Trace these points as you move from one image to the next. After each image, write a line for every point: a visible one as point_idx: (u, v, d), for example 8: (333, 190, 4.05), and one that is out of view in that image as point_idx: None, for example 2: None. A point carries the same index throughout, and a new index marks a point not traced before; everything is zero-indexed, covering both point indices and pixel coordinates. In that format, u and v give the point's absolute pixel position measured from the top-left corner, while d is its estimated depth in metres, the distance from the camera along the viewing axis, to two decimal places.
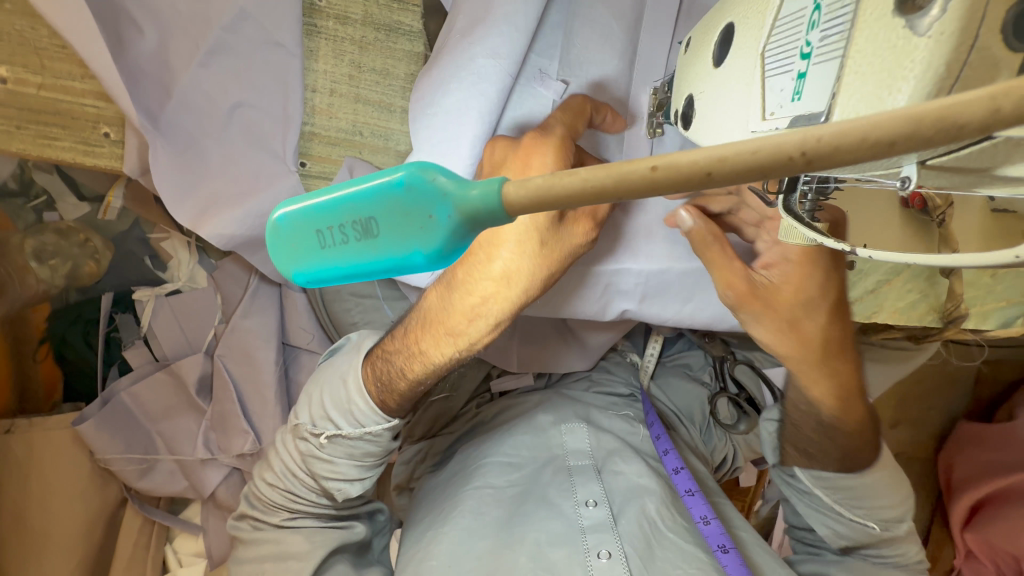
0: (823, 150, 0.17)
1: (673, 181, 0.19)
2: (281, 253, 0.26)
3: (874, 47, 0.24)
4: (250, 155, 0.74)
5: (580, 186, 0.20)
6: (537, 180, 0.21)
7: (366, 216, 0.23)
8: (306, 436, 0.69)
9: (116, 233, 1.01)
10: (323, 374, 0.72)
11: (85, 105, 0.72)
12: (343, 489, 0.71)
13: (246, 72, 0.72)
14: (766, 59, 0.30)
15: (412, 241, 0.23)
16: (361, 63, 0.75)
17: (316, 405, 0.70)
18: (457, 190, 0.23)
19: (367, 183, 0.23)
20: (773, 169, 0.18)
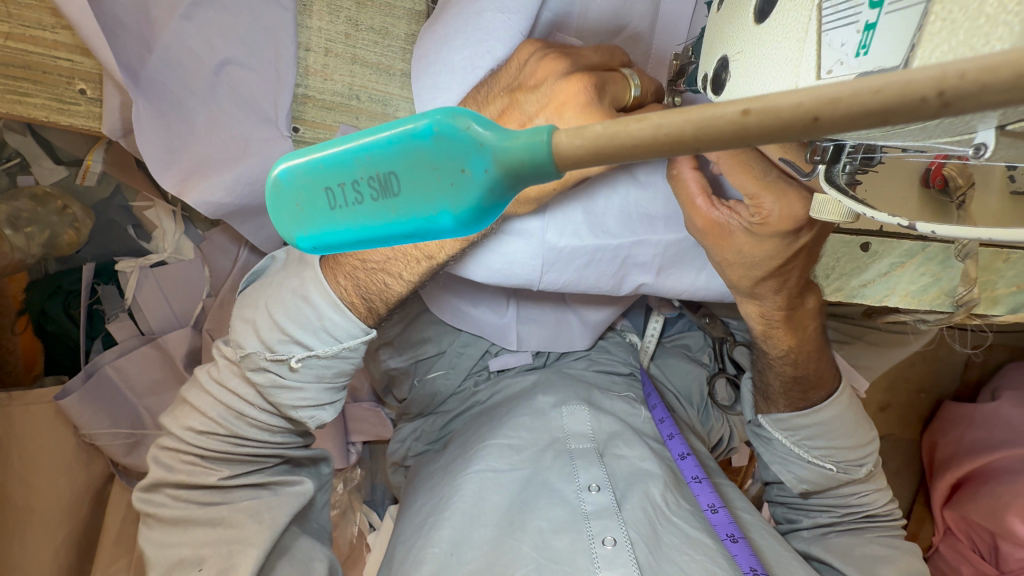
0: (962, 88, 0.15)
1: (766, 129, 0.17)
2: (281, 215, 0.23)
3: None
4: (239, 117, 0.69)
5: (652, 134, 0.18)
6: (595, 127, 0.18)
7: (386, 170, 0.21)
8: (265, 367, 0.64)
9: (96, 200, 0.97)
10: (266, 295, 0.65)
11: (58, 58, 0.66)
12: (314, 416, 0.67)
13: (234, 26, 0.67)
14: (823, 9, 0.27)
15: (439, 200, 0.21)
16: (357, 20, 0.70)
17: (272, 327, 0.64)
18: (497, 142, 0.20)
19: (389, 131, 0.21)
20: (899, 114, 0.16)
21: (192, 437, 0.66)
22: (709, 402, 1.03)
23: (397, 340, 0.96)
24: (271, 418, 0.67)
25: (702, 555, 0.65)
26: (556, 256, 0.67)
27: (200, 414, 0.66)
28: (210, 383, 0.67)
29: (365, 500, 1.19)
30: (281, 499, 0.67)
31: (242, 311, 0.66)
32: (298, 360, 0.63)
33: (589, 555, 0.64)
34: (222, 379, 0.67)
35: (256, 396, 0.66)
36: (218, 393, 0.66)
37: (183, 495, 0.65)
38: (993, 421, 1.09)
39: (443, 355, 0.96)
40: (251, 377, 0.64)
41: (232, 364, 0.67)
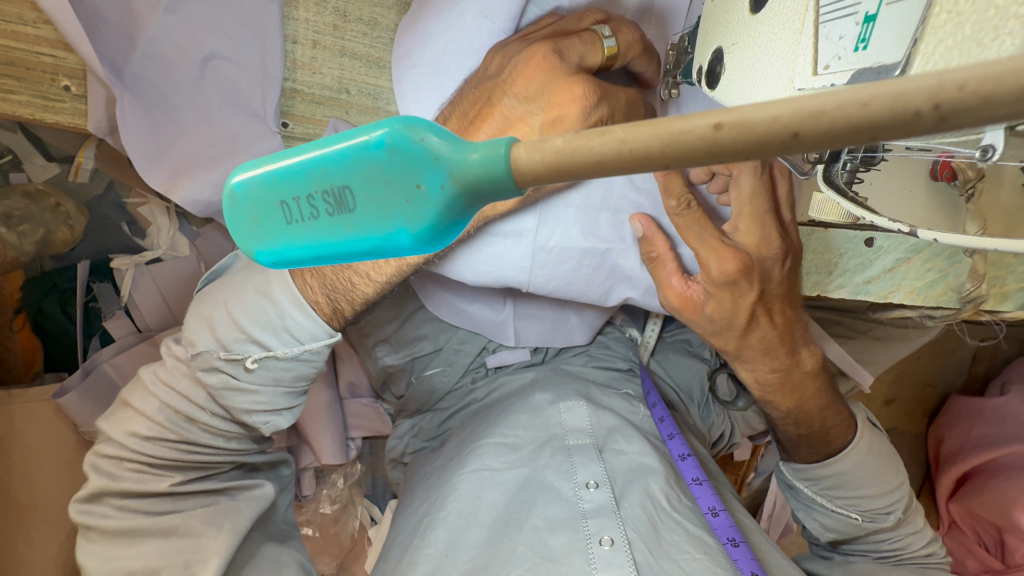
0: (958, 101, 0.13)
1: (739, 145, 0.16)
2: (240, 229, 0.22)
3: None
4: (226, 114, 0.68)
5: (617, 149, 0.17)
6: (555, 140, 0.17)
7: (341, 184, 0.20)
8: (219, 367, 0.63)
9: (90, 196, 0.97)
10: (227, 292, 0.64)
11: (40, 54, 0.65)
12: (270, 421, 0.67)
13: (217, 20, 0.65)
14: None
15: (396, 216, 0.19)
16: (345, 11, 0.68)
17: (230, 326, 0.63)
18: (454, 154, 0.19)
19: (344, 142, 0.20)
20: (889, 129, 0.14)
21: (138, 441, 0.63)
22: (710, 397, 1.02)
23: (393, 338, 0.95)
24: (224, 424, 0.66)
25: (704, 553, 0.64)
26: (546, 257, 0.66)
27: (145, 418, 0.63)
28: (159, 382, 0.65)
29: (366, 493, 1.21)
30: (241, 503, 0.66)
31: (200, 308, 0.65)
32: (253, 360, 0.62)
33: (585, 555, 0.63)
34: (170, 379, 0.65)
35: (211, 399, 0.64)
36: (165, 394, 0.64)
37: (130, 506, 0.61)
38: (998, 413, 1.07)
39: (439, 352, 0.95)
40: (201, 376, 0.63)
41: (184, 364, 0.65)
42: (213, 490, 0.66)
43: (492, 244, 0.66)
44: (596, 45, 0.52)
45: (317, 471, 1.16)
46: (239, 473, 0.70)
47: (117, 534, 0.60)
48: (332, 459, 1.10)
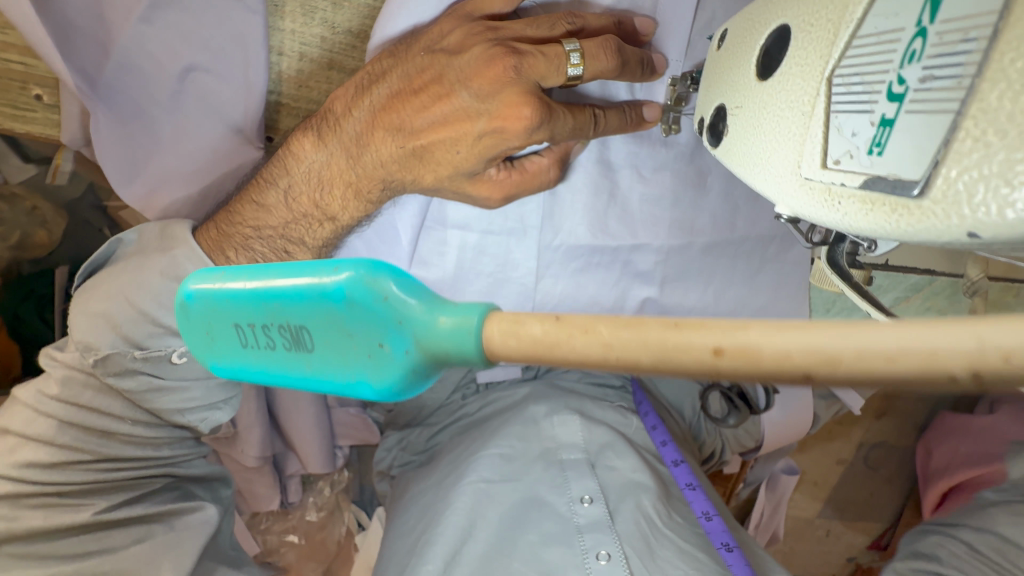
0: (1000, 370, 0.14)
1: (734, 372, 0.17)
2: (201, 335, 0.26)
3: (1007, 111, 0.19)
4: (207, 128, 0.64)
5: (600, 346, 0.18)
6: (534, 331, 0.19)
7: (296, 323, 0.23)
8: (137, 369, 0.57)
9: (68, 199, 0.94)
10: (121, 278, 0.57)
11: (10, 61, 0.61)
12: (208, 418, 0.62)
13: (197, 29, 0.60)
14: (836, 87, 0.24)
15: (348, 360, 0.23)
16: (333, 22, 0.62)
17: (140, 321, 0.56)
18: (411, 315, 0.22)
19: (301, 287, 0.23)
20: (919, 380, 0.15)
21: (34, 473, 0.56)
22: (701, 415, 1.02)
23: None
24: (148, 430, 0.61)
25: (695, 569, 0.63)
26: (551, 255, 0.62)
27: (43, 442, 0.57)
28: (43, 403, 0.58)
29: (354, 500, 1.19)
30: (181, 535, 0.60)
31: (87, 303, 0.57)
32: (179, 353, 0.56)
33: (582, 570, 0.63)
34: (68, 394, 0.58)
35: (130, 403, 0.59)
36: (66, 412, 0.57)
37: (30, 556, 0.55)
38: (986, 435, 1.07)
39: None
40: (113, 383, 0.57)
41: (79, 374, 0.58)
42: (143, 517, 0.60)
43: (491, 253, 0.63)
44: (561, 65, 0.45)
45: (303, 477, 1.16)
46: (174, 494, 0.63)
47: None
48: (319, 468, 1.10)
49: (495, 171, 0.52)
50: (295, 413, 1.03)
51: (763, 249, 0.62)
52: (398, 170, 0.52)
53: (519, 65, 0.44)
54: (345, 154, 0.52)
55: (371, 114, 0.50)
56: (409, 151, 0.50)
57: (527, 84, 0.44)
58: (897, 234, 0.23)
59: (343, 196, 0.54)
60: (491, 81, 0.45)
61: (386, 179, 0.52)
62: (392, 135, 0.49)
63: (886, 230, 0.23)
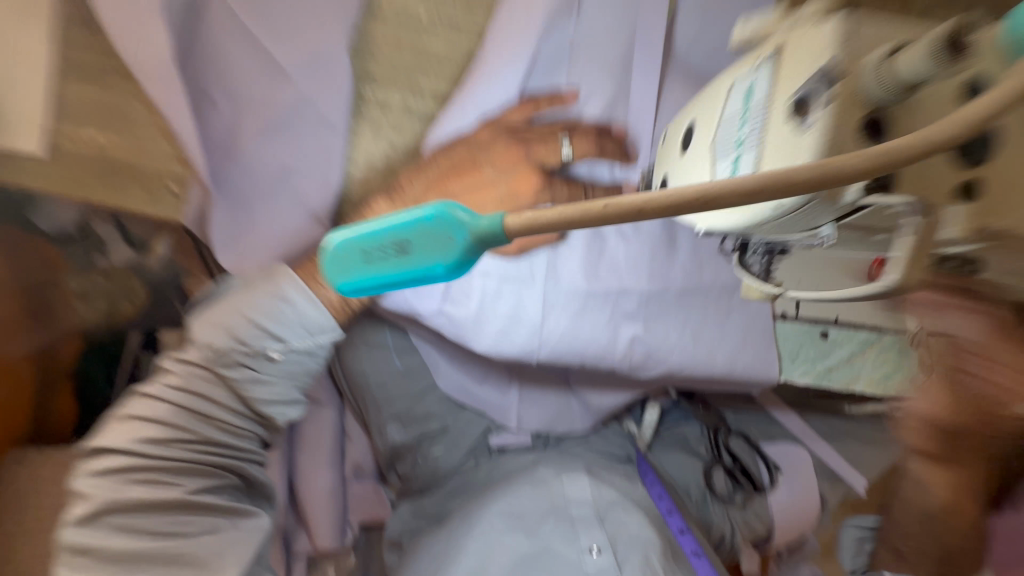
0: (699, 199, 0.28)
1: (621, 211, 0.28)
2: (334, 267, 0.34)
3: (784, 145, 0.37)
4: (291, 212, 0.84)
5: (558, 215, 0.29)
6: (528, 214, 0.29)
7: (402, 239, 0.31)
8: (241, 363, 0.69)
9: (153, 278, 1.10)
10: (236, 297, 0.70)
11: (159, 163, 0.83)
12: (284, 413, 0.75)
13: (299, 145, 0.82)
14: (716, 152, 0.44)
15: (436, 258, 0.30)
16: (396, 143, 0.86)
17: (249, 326, 0.69)
18: (474, 222, 0.30)
19: (407, 215, 0.31)
20: (713, 200, 0.28)
21: (143, 449, 0.64)
22: (707, 494, 1.04)
23: (404, 414, 0.99)
24: (240, 422, 0.71)
25: None
26: (557, 297, 0.72)
27: (154, 424, 0.65)
28: (161, 389, 0.67)
29: None
30: (244, 532, 0.67)
31: (210, 314, 0.69)
32: (276, 352, 0.69)
33: None
34: (184, 383, 0.67)
35: (234, 397, 0.70)
36: (176, 398, 0.67)
37: (129, 526, 0.62)
38: None
39: (444, 433, 1.01)
40: (222, 373, 0.68)
41: (197, 367, 0.68)
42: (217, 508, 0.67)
43: (506, 297, 0.73)
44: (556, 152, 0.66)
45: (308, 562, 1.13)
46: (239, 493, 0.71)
47: (111, 560, 0.60)
48: (327, 544, 1.09)
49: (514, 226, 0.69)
50: (315, 479, 1.09)
51: (728, 297, 0.75)
52: None
53: (528, 153, 0.66)
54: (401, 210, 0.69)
55: (427, 181, 0.68)
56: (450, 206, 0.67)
57: (530, 163, 0.65)
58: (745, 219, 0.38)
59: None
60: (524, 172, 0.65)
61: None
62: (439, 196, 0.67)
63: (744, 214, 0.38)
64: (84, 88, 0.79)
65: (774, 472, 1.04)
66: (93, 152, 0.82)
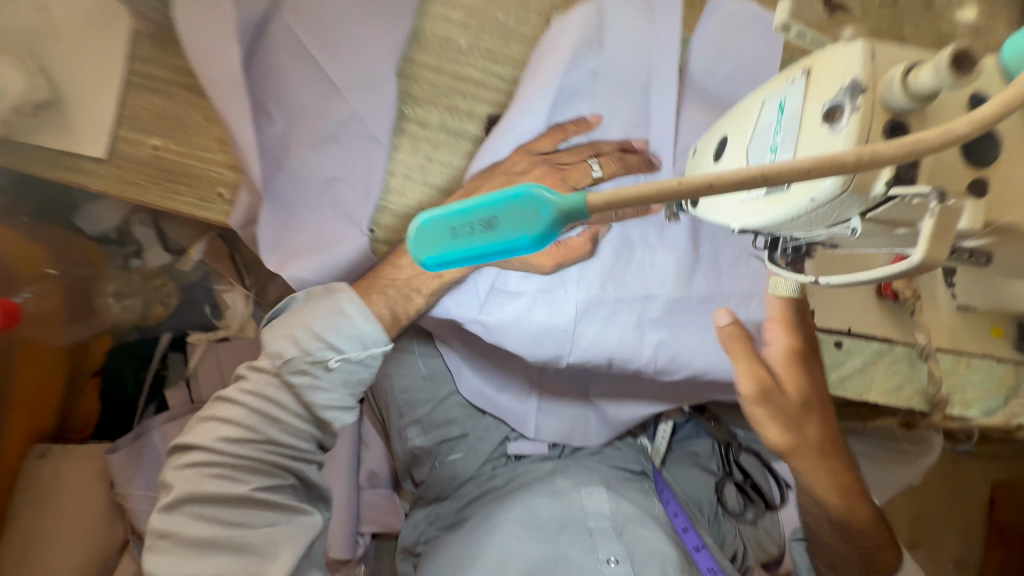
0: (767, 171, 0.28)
1: (686, 188, 0.30)
2: (420, 243, 0.37)
3: (813, 141, 0.39)
4: (332, 221, 0.89)
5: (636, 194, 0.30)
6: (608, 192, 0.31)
7: (490, 215, 0.34)
8: (304, 369, 0.74)
9: (186, 281, 1.16)
10: (298, 315, 0.75)
11: (211, 170, 0.89)
12: (339, 418, 0.79)
13: (344, 157, 0.89)
14: (749, 153, 0.46)
15: (521, 230, 0.34)
16: (432, 156, 0.90)
17: (311, 337, 0.74)
18: (558, 199, 0.33)
19: (495, 194, 0.34)
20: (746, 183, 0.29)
21: (221, 445, 0.72)
22: (719, 509, 1.04)
23: (425, 420, 1.02)
24: (301, 423, 0.76)
25: None
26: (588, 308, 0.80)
27: (233, 424, 0.73)
28: (239, 397, 0.74)
29: None
30: (294, 528, 0.74)
31: (279, 327, 0.75)
32: (334, 362, 0.74)
33: None
34: (257, 388, 0.74)
35: (267, 407, 0.74)
36: (253, 404, 0.74)
37: (208, 514, 0.71)
38: None
39: (463, 440, 1.03)
40: (289, 379, 0.74)
41: (267, 373, 0.74)
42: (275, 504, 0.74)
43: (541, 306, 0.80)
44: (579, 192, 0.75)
45: None
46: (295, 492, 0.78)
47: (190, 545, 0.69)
48: (339, 552, 1.09)
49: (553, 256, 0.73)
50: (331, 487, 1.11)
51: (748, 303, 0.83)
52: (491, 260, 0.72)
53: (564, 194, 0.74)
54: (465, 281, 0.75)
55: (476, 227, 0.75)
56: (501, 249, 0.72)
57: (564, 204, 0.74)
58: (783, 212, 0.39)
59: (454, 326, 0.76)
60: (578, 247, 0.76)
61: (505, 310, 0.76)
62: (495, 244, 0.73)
63: (782, 206, 0.39)
64: (149, 99, 0.86)
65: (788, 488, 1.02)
66: (148, 158, 0.87)
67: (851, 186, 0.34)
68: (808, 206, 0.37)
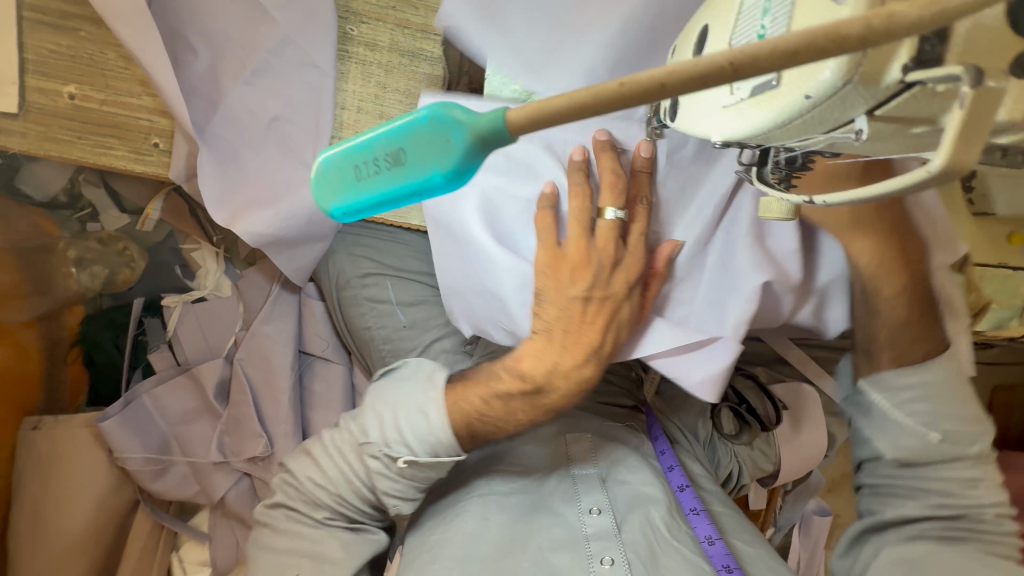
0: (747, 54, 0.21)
1: (637, 92, 0.22)
2: (323, 190, 0.31)
3: (811, 15, 0.30)
4: (283, 164, 0.80)
5: (566, 104, 0.23)
6: (532, 104, 0.24)
7: (395, 147, 0.28)
8: (379, 456, 0.74)
9: (151, 243, 1.10)
10: (396, 398, 0.76)
11: (140, 118, 0.80)
12: (396, 505, 0.77)
13: (284, 91, 0.79)
14: (732, 47, 0.36)
15: (432, 165, 0.27)
16: (386, 84, 0.80)
17: (398, 433, 0.73)
18: (471, 119, 0.26)
19: (396, 121, 0.28)
20: (712, 77, 0.21)
21: (310, 485, 0.78)
22: (714, 435, 1.04)
23: None
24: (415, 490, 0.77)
25: None
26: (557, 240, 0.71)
27: (319, 471, 0.78)
28: (336, 451, 0.78)
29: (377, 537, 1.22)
30: (361, 543, 0.77)
31: (390, 390, 0.78)
32: (405, 462, 0.72)
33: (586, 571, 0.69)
34: (335, 452, 0.78)
35: (364, 470, 0.76)
36: (334, 463, 0.77)
37: (295, 515, 0.78)
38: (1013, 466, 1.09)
39: None
40: (365, 459, 0.75)
41: (346, 438, 0.78)
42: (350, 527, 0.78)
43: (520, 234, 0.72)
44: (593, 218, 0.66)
45: None
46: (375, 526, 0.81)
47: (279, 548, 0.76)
48: None
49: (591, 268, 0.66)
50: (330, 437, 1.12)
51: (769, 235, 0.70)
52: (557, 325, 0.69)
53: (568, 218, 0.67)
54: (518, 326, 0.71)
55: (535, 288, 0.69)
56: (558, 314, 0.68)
57: (578, 242, 0.66)
58: (775, 114, 0.31)
59: (566, 377, 0.70)
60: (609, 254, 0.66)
61: (546, 332, 0.69)
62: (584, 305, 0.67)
63: (772, 107, 0.31)
64: (53, 40, 0.76)
65: (780, 411, 0.99)
66: (67, 108, 0.78)
67: (856, 73, 0.27)
68: (803, 103, 0.29)
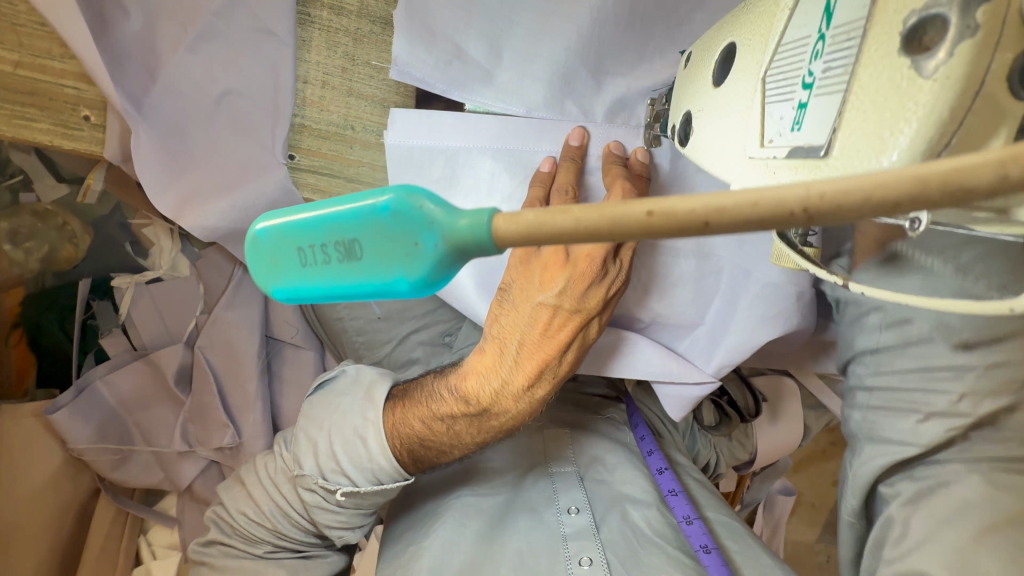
0: (828, 206, 0.19)
1: (667, 224, 0.21)
2: (261, 269, 0.30)
3: (879, 87, 0.29)
4: (238, 145, 0.71)
5: (572, 223, 0.22)
6: (525, 217, 0.23)
7: (350, 239, 0.27)
8: (316, 488, 0.71)
9: (95, 217, 0.99)
10: (330, 418, 0.72)
11: (64, 86, 0.68)
12: (344, 535, 0.75)
13: (236, 61, 0.68)
14: (767, 85, 0.37)
15: (396, 267, 0.26)
16: (355, 55, 0.70)
17: (329, 456, 0.70)
18: (445, 219, 0.25)
19: (352, 208, 0.27)
20: (778, 217, 0.20)
21: (244, 520, 0.75)
22: (695, 425, 1.04)
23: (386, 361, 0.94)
24: (363, 518, 0.75)
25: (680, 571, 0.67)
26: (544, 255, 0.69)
27: (255, 506, 0.75)
28: (268, 479, 0.76)
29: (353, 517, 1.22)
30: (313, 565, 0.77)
31: (316, 409, 0.74)
32: (343, 494, 0.70)
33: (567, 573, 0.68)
34: (274, 479, 0.75)
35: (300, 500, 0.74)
36: (271, 491, 0.75)
37: (234, 551, 0.75)
38: None
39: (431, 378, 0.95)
40: (301, 492, 0.72)
41: (280, 464, 0.75)
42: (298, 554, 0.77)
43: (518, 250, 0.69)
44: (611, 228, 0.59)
45: None
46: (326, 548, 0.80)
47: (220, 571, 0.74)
48: None
49: (572, 288, 0.60)
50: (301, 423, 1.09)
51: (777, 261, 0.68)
52: (516, 339, 0.63)
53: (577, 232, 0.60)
54: (495, 343, 0.64)
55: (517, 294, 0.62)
56: (540, 330, 0.62)
57: (580, 255, 0.59)
58: None
59: (513, 399, 0.66)
60: (600, 256, 0.59)
61: (499, 351, 0.64)
62: (550, 328, 0.62)
63: None
64: None
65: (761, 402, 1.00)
66: None
67: None
68: None
